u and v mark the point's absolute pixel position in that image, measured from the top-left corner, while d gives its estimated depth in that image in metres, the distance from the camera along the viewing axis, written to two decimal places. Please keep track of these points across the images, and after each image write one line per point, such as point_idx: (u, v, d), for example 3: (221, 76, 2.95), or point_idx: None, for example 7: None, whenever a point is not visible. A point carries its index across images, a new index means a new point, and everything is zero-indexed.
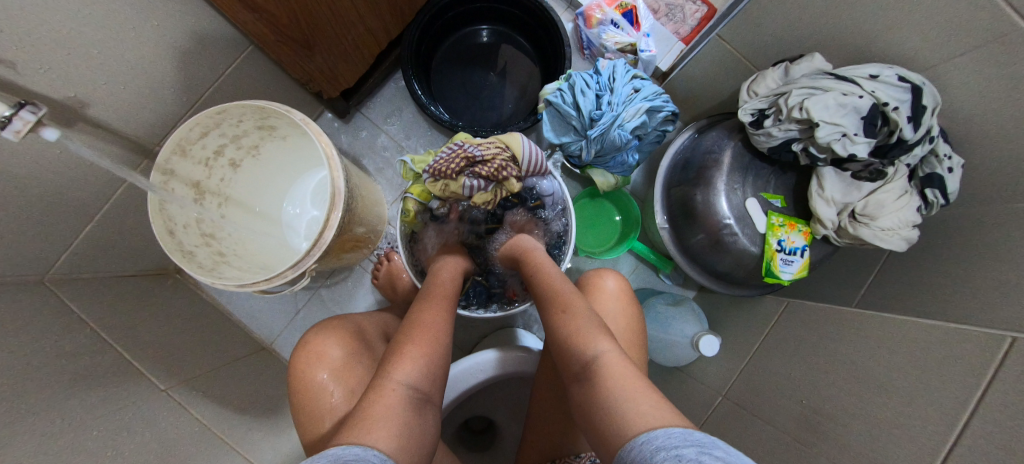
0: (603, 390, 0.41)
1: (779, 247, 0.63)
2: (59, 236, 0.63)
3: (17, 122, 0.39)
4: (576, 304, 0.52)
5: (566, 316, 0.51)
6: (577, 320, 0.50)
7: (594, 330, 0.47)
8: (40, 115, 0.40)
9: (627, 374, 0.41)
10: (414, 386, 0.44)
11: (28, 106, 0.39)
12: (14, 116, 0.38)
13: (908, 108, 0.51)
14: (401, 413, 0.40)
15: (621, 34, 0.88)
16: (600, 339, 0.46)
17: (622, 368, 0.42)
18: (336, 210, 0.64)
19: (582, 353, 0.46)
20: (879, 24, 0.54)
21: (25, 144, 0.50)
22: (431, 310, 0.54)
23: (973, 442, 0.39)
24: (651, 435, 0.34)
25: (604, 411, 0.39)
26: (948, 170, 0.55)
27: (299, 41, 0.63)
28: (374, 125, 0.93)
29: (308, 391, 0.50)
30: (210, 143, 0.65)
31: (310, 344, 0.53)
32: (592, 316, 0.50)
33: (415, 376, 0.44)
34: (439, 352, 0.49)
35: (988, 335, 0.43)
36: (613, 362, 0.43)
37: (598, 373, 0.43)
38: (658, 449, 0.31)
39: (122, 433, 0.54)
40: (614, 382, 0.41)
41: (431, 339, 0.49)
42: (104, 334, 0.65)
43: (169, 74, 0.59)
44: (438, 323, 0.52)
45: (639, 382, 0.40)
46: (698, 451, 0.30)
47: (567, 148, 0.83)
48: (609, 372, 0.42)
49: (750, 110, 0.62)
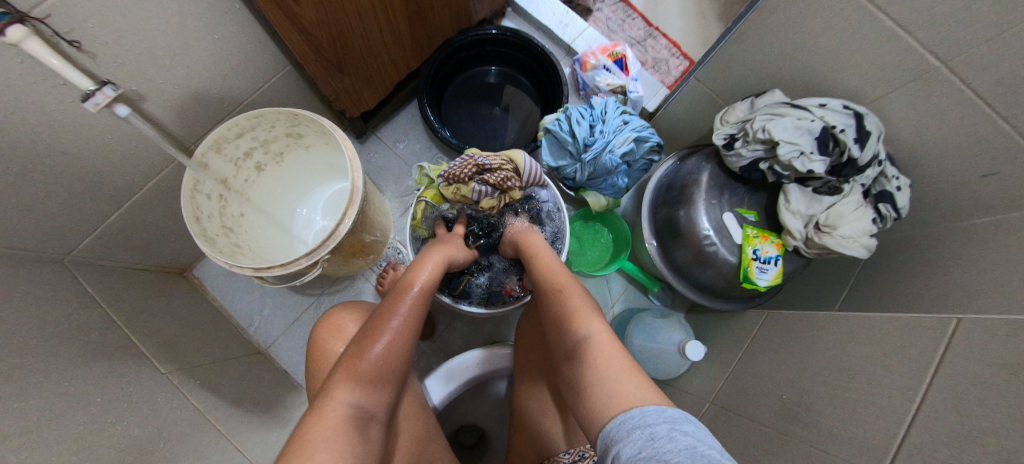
0: (591, 369, 0.44)
1: (754, 256, 0.69)
2: (88, 219, 0.67)
3: (98, 97, 0.49)
4: (566, 293, 0.54)
5: (558, 302, 0.54)
6: (569, 307, 0.52)
7: (586, 313, 0.50)
8: (115, 94, 0.50)
9: (615, 355, 0.44)
10: (355, 400, 0.44)
11: (108, 85, 0.49)
12: (97, 91, 0.48)
13: (854, 131, 0.60)
14: (341, 435, 0.40)
15: (613, 77, 1.00)
16: (591, 322, 0.49)
17: (611, 349, 0.45)
18: (348, 217, 0.69)
19: (572, 337, 0.49)
20: (827, 65, 0.65)
21: (85, 128, 0.57)
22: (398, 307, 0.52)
23: (931, 413, 0.43)
24: (630, 415, 0.37)
25: (590, 388, 0.43)
26: (897, 188, 0.63)
27: (333, 63, 0.73)
28: (387, 146, 1.02)
29: (323, 358, 0.57)
30: (243, 144, 0.72)
31: (332, 319, 0.60)
32: (584, 301, 0.52)
33: (357, 391, 0.44)
34: (394, 357, 0.48)
35: (940, 320, 0.48)
36: (602, 344, 0.46)
37: (589, 353, 0.46)
38: (633, 428, 0.36)
39: (120, 406, 0.55)
40: (602, 364, 0.44)
41: (389, 347, 0.48)
42: (113, 316, 0.67)
43: (219, 82, 0.68)
44: (402, 325, 0.50)
45: (626, 363, 0.44)
46: (669, 430, 0.35)
47: (563, 171, 0.91)
48: (597, 351, 0.45)
49: (722, 135, 0.71)
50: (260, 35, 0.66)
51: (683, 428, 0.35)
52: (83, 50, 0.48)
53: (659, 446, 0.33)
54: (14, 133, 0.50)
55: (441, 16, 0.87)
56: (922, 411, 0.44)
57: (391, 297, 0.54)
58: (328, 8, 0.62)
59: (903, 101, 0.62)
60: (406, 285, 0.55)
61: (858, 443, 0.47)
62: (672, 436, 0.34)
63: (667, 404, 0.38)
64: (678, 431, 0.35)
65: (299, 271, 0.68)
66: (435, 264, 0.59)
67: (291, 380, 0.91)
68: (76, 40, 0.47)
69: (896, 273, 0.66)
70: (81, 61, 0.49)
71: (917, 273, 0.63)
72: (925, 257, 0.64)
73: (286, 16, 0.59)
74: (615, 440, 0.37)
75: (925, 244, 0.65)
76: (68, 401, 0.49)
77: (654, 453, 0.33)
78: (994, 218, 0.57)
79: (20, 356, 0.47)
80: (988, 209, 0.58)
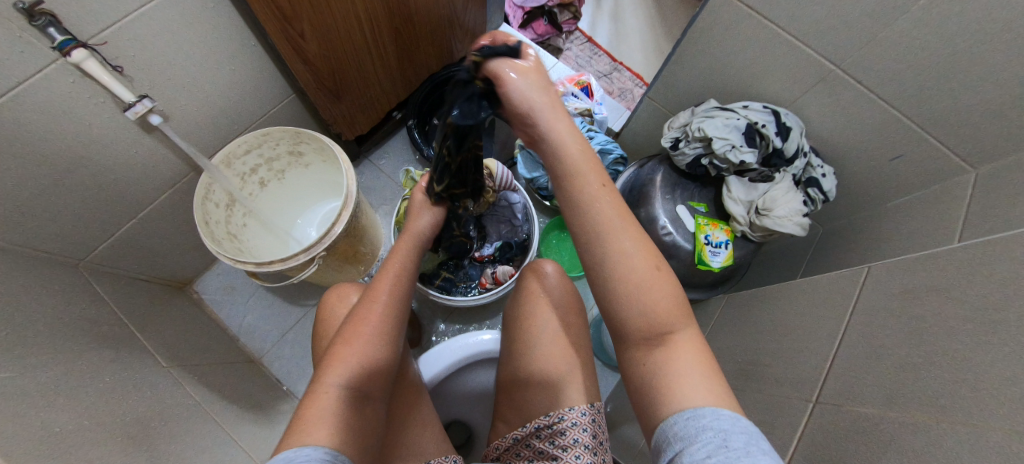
0: (669, 369, 0.37)
1: (706, 241, 0.78)
2: (106, 229, 0.75)
3: (138, 107, 0.62)
4: (650, 273, 0.38)
5: (641, 289, 0.38)
6: (656, 292, 0.38)
7: (677, 303, 0.39)
8: (151, 105, 0.64)
9: (697, 357, 0.38)
10: (348, 382, 0.44)
11: (146, 97, 0.63)
12: (137, 102, 0.62)
13: (774, 126, 0.71)
14: (337, 415, 0.41)
15: (580, 102, 1.13)
16: (677, 315, 0.39)
17: (695, 354, 0.38)
18: (339, 224, 0.77)
19: (653, 327, 0.38)
20: (750, 76, 0.77)
21: (114, 143, 0.66)
22: (380, 296, 0.52)
23: (848, 346, 0.49)
24: (699, 414, 0.34)
25: (661, 384, 0.37)
26: (821, 174, 0.74)
27: (331, 90, 0.85)
28: (379, 169, 1.12)
29: (329, 323, 0.63)
30: (250, 160, 0.81)
31: (340, 287, 0.66)
32: (671, 283, 0.39)
33: (350, 375, 0.45)
34: (388, 346, 0.49)
35: (854, 272, 0.55)
36: (691, 353, 0.38)
37: (672, 351, 0.38)
38: (705, 429, 0.32)
39: (126, 387, 0.59)
40: (684, 369, 0.37)
41: (377, 339, 0.49)
42: (120, 315, 0.72)
43: (232, 107, 0.78)
44: (386, 316, 0.51)
45: (706, 366, 0.38)
46: (746, 445, 0.31)
47: (537, 182, 1.01)
48: (680, 355, 0.37)
49: (669, 139, 0.81)
50: (270, 67, 0.78)
51: (762, 447, 0.31)
52: (124, 74, 0.59)
53: (734, 456, 0.30)
54: (56, 143, 0.59)
55: (424, 53, 1.01)
56: (842, 346, 0.50)
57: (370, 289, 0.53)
58: (329, 42, 0.75)
59: (815, 102, 0.74)
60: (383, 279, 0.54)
61: (795, 383, 0.52)
62: (749, 451, 0.30)
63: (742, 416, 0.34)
64: (756, 446, 0.31)
65: (297, 267, 0.75)
66: (408, 253, 0.59)
67: (282, 388, 0.94)
68: (119, 65, 0.58)
69: (847, 254, 0.75)
70: (122, 83, 0.59)
71: (862, 252, 0.72)
72: (869, 237, 0.73)
73: (293, 49, 0.71)
74: (676, 438, 0.33)
75: (873, 226, 0.74)
76: (80, 378, 0.54)
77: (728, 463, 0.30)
78: (928, 191, 0.68)
79: (40, 341, 0.53)
80: (920, 184, 0.69)
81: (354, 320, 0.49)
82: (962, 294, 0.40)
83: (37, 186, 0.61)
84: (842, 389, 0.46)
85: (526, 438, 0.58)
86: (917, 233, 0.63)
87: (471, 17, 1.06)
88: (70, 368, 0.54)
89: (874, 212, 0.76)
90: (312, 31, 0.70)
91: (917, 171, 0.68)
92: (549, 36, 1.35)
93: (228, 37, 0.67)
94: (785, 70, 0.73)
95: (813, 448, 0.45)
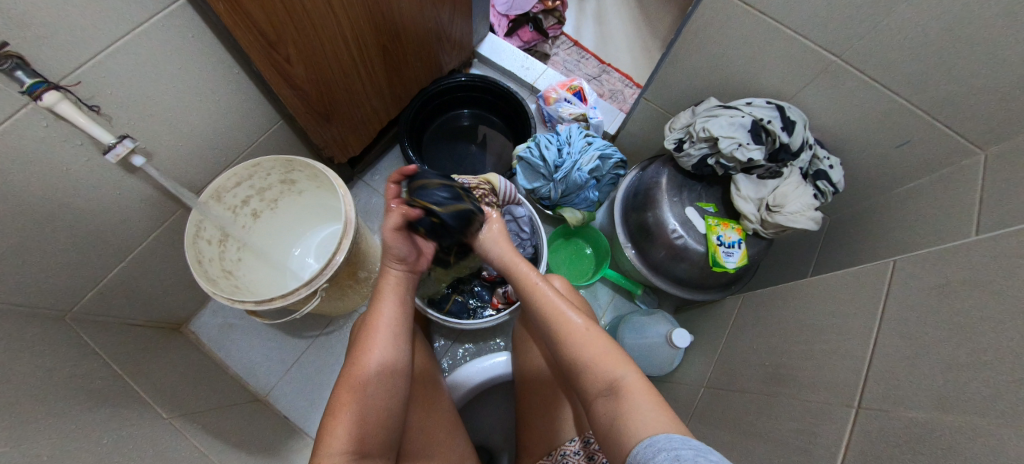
0: (621, 409, 0.41)
1: (719, 242, 0.76)
2: (93, 276, 0.71)
3: (118, 148, 0.58)
4: (588, 334, 0.48)
5: (580, 342, 0.47)
6: (594, 346, 0.47)
7: (615, 354, 0.46)
8: (132, 145, 0.60)
9: (645, 395, 0.41)
10: (349, 448, 0.44)
11: (127, 138, 0.59)
12: (117, 143, 0.57)
13: (780, 121, 0.70)
14: None
15: (574, 107, 1.12)
16: (620, 363, 0.45)
17: (645, 393, 0.42)
18: (339, 253, 0.74)
19: (601, 376, 0.44)
20: (749, 72, 0.76)
21: (96, 185, 0.62)
22: (369, 356, 0.49)
23: (885, 343, 0.47)
24: (655, 440, 0.37)
25: (619, 423, 0.41)
26: (829, 166, 0.73)
27: (322, 113, 0.82)
28: (374, 189, 1.09)
29: None
30: (241, 192, 0.78)
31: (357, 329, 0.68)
32: (607, 340, 0.47)
33: (348, 440, 0.44)
34: (381, 406, 0.48)
35: (879, 266, 0.54)
36: (638, 389, 0.42)
37: (621, 390, 0.43)
38: (660, 451, 0.35)
39: (127, 447, 0.55)
40: (634, 406, 0.41)
41: (368, 403, 0.47)
42: (114, 366, 0.68)
43: (218, 138, 0.75)
44: (377, 378, 0.48)
45: (659, 403, 0.41)
46: (695, 452, 0.33)
47: (539, 192, 0.98)
48: (629, 392, 0.42)
49: (672, 141, 0.80)
50: (255, 95, 0.75)
51: (713, 455, 0.33)
52: (101, 113, 0.55)
53: None
54: (32, 190, 0.55)
55: (413, 69, 0.99)
56: (880, 344, 0.48)
57: (358, 344, 0.50)
58: (316, 65, 0.72)
59: (817, 93, 0.73)
60: (371, 339, 0.50)
61: (832, 385, 0.50)
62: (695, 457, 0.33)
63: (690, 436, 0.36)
64: (705, 453, 0.33)
65: (299, 301, 0.72)
66: (391, 301, 0.53)
67: (291, 425, 0.90)
68: (95, 104, 0.54)
69: (858, 244, 0.74)
70: (99, 122, 0.56)
71: (874, 242, 0.71)
72: (880, 226, 0.72)
73: (280, 75, 0.68)
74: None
75: (882, 215, 0.73)
76: (76, 443, 0.50)
77: None
78: (935, 177, 0.67)
79: (29, 408, 0.49)
80: (923, 172, 0.69)
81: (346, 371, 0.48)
82: (1004, 286, 0.39)
83: (13, 238, 0.57)
84: (887, 392, 0.44)
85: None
86: (932, 218, 0.62)
87: (458, 30, 1.05)
88: (63, 433, 0.50)
89: (882, 200, 0.75)
90: (298, 55, 0.67)
91: (923, 158, 0.68)
92: (535, 43, 1.33)
93: (211, 68, 0.64)
94: (785, 63, 0.72)
95: (866, 455, 0.42)
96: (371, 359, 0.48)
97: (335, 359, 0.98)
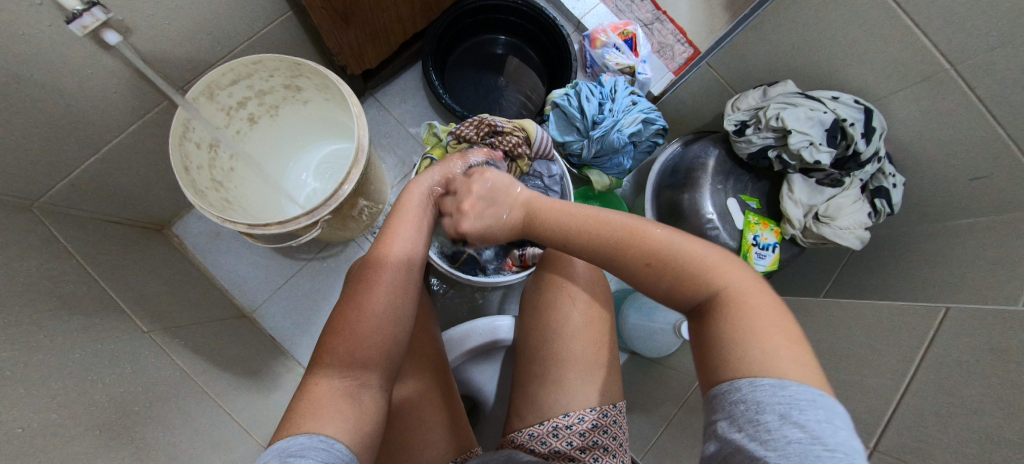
0: (732, 325, 0.34)
1: (755, 242, 0.73)
2: (60, 163, 0.61)
3: (87, 18, 0.46)
4: (663, 249, 0.40)
5: (670, 257, 0.40)
6: (692, 261, 0.39)
7: (717, 261, 0.38)
8: (106, 17, 0.48)
9: (763, 306, 0.34)
10: (346, 372, 0.39)
11: (100, 6, 0.47)
12: (85, 12, 0.46)
13: (862, 126, 0.63)
14: (332, 403, 0.36)
15: (622, 57, 1.00)
16: (716, 271, 0.37)
17: (757, 305, 0.34)
18: (348, 183, 0.65)
19: (695, 290, 0.38)
20: (841, 61, 0.67)
21: (62, 56, 0.50)
22: (380, 282, 0.45)
23: (919, 389, 0.46)
24: (758, 380, 0.29)
25: (728, 346, 0.33)
26: (893, 185, 0.66)
27: (339, 13, 0.68)
28: (386, 110, 0.98)
29: None
30: (237, 92, 0.66)
31: None
32: (703, 246, 0.40)
33: (344, 366, 0.39)
34: (383, 339, 0.42)
35: (930, 308, 0.51)
36: (748, 300, 0.35)
37: (732, 306, 0.35)
38: (741, 403, 0.29)
39: (108, 362, 0.50)
40: (748, 319, 0.33)
41: (369, 330, 0.42)
42: (91, 266, 0.62)
43: (214, 21, 0.62)
44: (377, 304, 0.43)
45: (776, 316, 0.34)
46: (824, 447, 0.24)
47: (569, 147, 0.89)
48: (737, 305, 0.35)
49: (733, 121, 0.72)
50: None
51: (816, 414, 0.26)
52: None
53: (763, 432, 0.26)
54: None
55: None
56: (911, 389, 0.47)
57: (365, 272, 0.46)
58: None
59: (908, 101, 0.64)
60: (379, 266, 0.46)
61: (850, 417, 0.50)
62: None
63: (824, 392, 0.29)
64: (832, 425, 0.26)
65: (297, 230, 0.65)
66: (408, 234, 0.51)
67: (278, 346, 0.88)
68: None
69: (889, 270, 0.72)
70: None
71: None
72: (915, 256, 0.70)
73: None
74: (716, 408, 0.31)
75: None
76: (60, 355, 0.45)
77: (755, 437, 0.27)
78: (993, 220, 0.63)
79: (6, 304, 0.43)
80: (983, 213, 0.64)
81: (347, 302, 0.44)
82: None
83: None
84: (910, 442, 0.43)
85: (543, 436, 0.52)
86: None
87: None
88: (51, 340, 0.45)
89: None
90: None
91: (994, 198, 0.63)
92: None
93: None
94: (887, 56, 0.62)
95: None
96: (377, 283, 0.45)
97: (328, 286, 0.94)
